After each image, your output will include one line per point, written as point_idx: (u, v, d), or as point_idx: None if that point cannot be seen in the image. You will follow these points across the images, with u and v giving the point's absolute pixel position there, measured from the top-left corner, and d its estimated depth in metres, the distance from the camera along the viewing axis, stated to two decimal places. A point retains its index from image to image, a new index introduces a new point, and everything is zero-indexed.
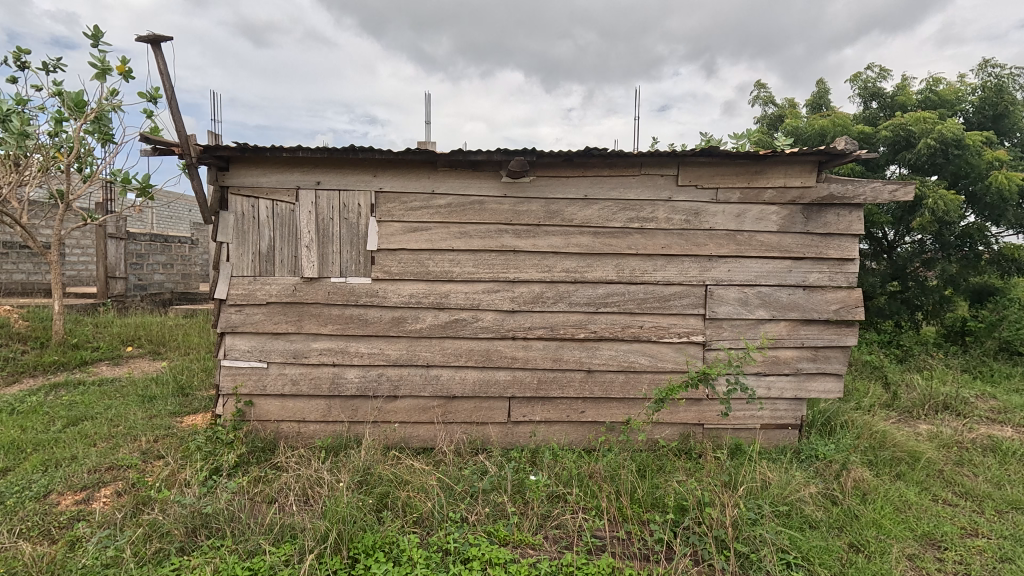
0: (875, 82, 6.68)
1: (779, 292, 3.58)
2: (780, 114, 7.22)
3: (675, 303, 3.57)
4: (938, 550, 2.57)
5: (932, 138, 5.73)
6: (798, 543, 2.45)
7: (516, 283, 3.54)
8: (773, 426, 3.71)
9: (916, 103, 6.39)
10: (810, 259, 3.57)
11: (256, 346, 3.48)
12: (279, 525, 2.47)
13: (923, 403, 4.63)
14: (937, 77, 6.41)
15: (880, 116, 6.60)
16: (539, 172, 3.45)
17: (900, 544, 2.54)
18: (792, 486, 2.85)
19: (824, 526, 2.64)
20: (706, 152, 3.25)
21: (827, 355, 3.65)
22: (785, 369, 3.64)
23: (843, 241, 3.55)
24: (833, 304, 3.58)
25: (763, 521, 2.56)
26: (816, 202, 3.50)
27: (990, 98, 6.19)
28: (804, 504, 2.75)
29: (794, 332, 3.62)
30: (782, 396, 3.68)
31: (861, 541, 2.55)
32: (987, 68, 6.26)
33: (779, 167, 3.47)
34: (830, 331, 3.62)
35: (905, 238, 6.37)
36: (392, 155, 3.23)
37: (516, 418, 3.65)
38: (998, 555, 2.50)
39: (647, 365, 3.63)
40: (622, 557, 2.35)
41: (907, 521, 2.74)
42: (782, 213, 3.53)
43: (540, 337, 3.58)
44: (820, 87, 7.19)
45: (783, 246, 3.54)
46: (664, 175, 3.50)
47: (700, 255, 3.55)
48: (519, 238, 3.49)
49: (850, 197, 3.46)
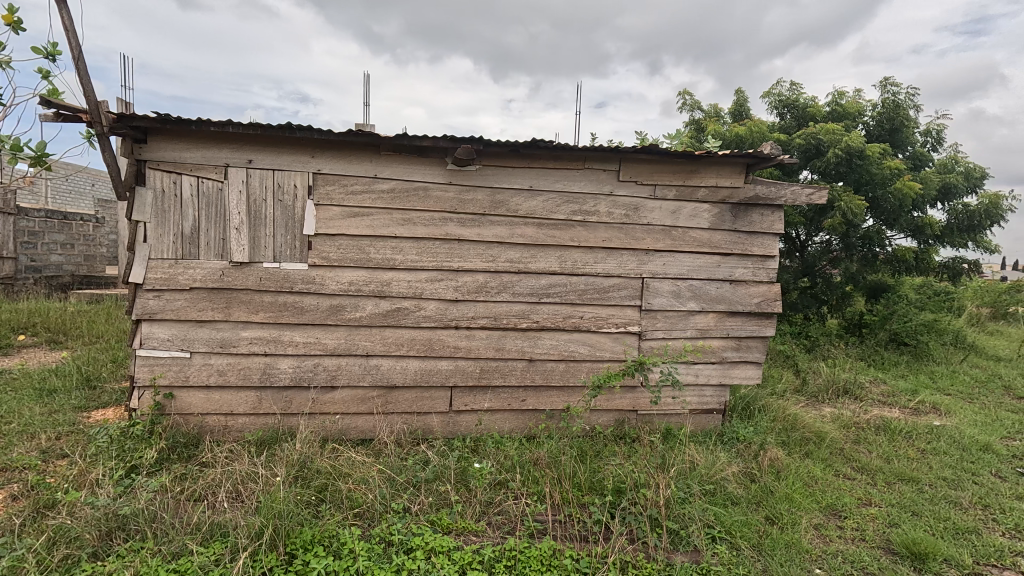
0: (788, 95, 7.21)
1: (708, 285, 3.80)
2: (704, 121, 7.63)
3: (614, 294, 3.70)
4: (839, 518, 2.85)
5: (839, 148, 6.32)
6: (721, 518, 2.65)
7: (460, 272, 3.51)
8: (699, 411, 3.95)
9: (823, 115, 6.98)
10: (737, 255, 3.81)
11: (178, 334, 3.23)
12: (208, 524, 2.32)
13: (827, 389, 5.11)
14: (841, 92, 7.02)
15: (794, 126, 7.15)
16: (486, 161, 3.43)
17: (808, 515, 2.80)
18: (715, 467, 3.06)
19: (744, 502, 2.85)
20: (647, 149, 3.37)
21: (749, 345, 3.93)
22: (712, 358, 3.88)
23: (765, 239, 3.82)
24: (755, 297, 3.85)
25: (692, 499, 2.74)
26: (742, 202, 3.74)
27: (888, 113, 6.89)
28: (727, 482, 2.96)
29: (720, 323, 3.85)
30: (708, 382, 3.91)
31: (775, 514, 2.78)
32: (888, 86, 6.94)
33: (711, 168, 3.67)
34: (753, 322, 3.89)
35: (814, 238, 7.01)
36: (334, 136, 3.08)
37: (457, 407, 3.64)
38: (886, 520, 2.81)
39: (586, 354, 3.73)
40: (563, 539, 2.43)
41: (813, 494, 3.02)
42: (713, 211, 3.73)
43: (483, 327, 3.58)
44: (738, 96, 7.65)
45: (713, 243, 3.76)
46: (607, 170, 3.60)
47: (637, 249, 3.69)
48: (464, 227, 3.47)
49: (772, 198, 3.73)
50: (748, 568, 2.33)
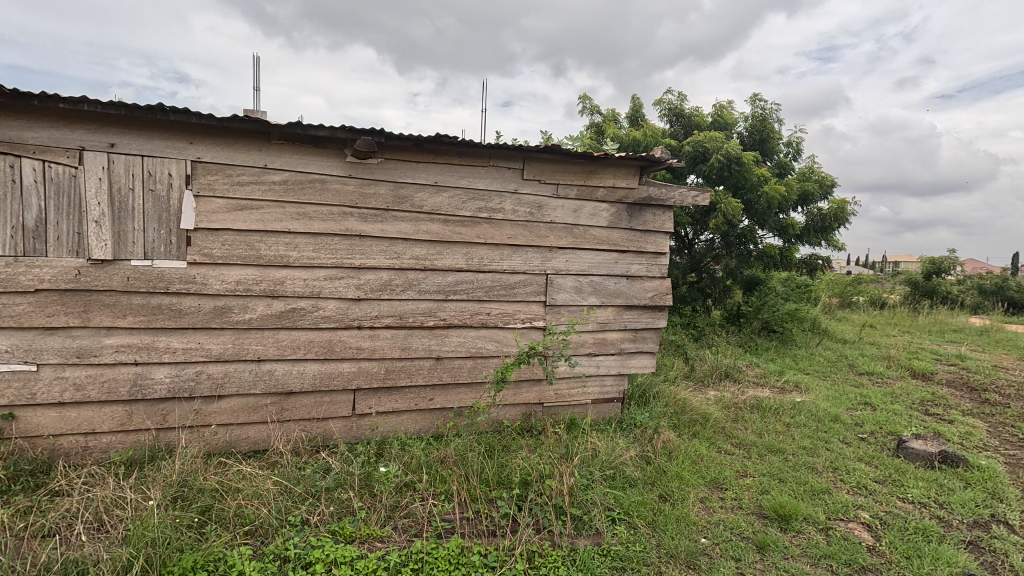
0: (676, 105, 7.81)
1: (607, 281, 4.00)
2: (603, 124, 8.03)
3: (520, 290, 3.77)
4: (720, 490, 3.15)
5: (721, 155, 6.98)
6: (620, 500, 2.81)
7: (362, 270, 3.37)
8: (601, 401, 4.15)
9: (706, 125, 7.65)
10: (632, 252, 4.05)
11: (20, 344, 2.77)
12: (62, 562, 2.01)
13: (712, 374, 5.62)
14: (720, 104, 7.75)
15: (681, 134, 7.77)
16: (388, 155, 3.32)
17: (695, 490, 3.07)
18: (615, 452, 3.23)
19: (640, 483, 3.05)
20: (550, 149, 3.47)
21: (645, 336, 4.20)
22: (611, 349, 4.09)
23: (657, 237, 4.10)
24: (649, 292, 4.12)
25: (593, 485, 2.88)
26: (637, 202, 3.98)
27: (758, 125, 7.74)
28: (625, 466, 3.14)
29: (619, 317, 4.08)
30: (609, 373, 4.12)
31: (667, 492, 3.00)
32: (757, 101, 7.79)
33: (608, 169, 3.87)
34: (647, 315, 4.17)
35: (700, 237, 7.71)
36: (215, 121, 2.80)
37: (361, 410, 3.49)
38: (759, 488, 3.15)
39: (493, 350, 3.76)
40: (471, 536, 2.43)
41: (699, 470, 3.31)
42: (611, 210, 3.93)
43: (388, 326, 3.47)
44: (633, 103, 8.14)
45: (611, 241, 3.96)
46: (512, 168, 3.65)
47: (541, 246, 3.78)
48: (366, 222, 3.33)
49: (663, 199, 4.01)
50: (644, 544, 2.49)
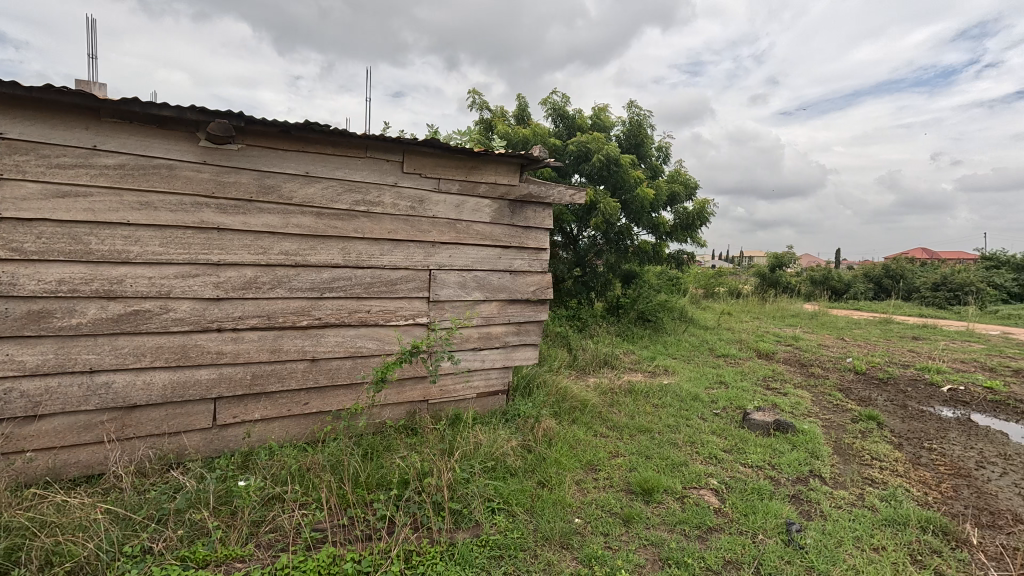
0: (561, 106, 8.14)
1: (490, 276, 4.06)
2: (492, 120, 8.11)
3: (401, 287, 3.68)
4: (594, 471, 3.36)
5: (601, 155, 7.39)
6: (500, 490, 2.87)
7: (222, 267, 3.07)
8: (486, 394, 4.21)
9: (588, 127, 8.08)
10: (515, 248, 4.15)
11: None
12: None
13: (592, 362, 5.98)
14: (600, 108, 8.23)
15: (565, 134, 8.12)
16: (250, 141, 3.05)
17: (571, 473, 3.24)
18: (496, 443, 3.30)
19: (520, 471, 3.15)
20: (429, 143, 3.43)
21: (528, 329, 4.33)
22: (496, 343, 4.16)
23: (538, 233, 4.24)
24: (531, 286, 4.25)
25: (474, 477, 2.91)
26: (518, 199, 4.08)
27: (633, 130, 8.34)
28: (506, 456, 3.22)
29: (502, 311, 4.15)
30: (493, 366, 4.19)
31: (545, 478, 3.14)
32: (632, 107, 8.39)
33: (490, 165, 3.92)
34: (530, 308, 4.29)
35: (584, 233, 8.10)
36: (22, 91, 2.37)
37: (223, 420, 3.18)
38: (628, 466, 3.40)
39: (375, 349, 3.63)
40: (343, 543, 2.33)
41: (576, 454, 3.50)
42: (493, 206, 3.99)
43: (254, 328, 3.20)
44: (520, 101, 8.34)
45: (494, 236, 4.02)
46: (390, 161, 3.55)
47: (423, 241, 3.73)
48: (225, 214, 3.04)
49: (542, 196, 4.16)
50: (522, 530, 2.58)
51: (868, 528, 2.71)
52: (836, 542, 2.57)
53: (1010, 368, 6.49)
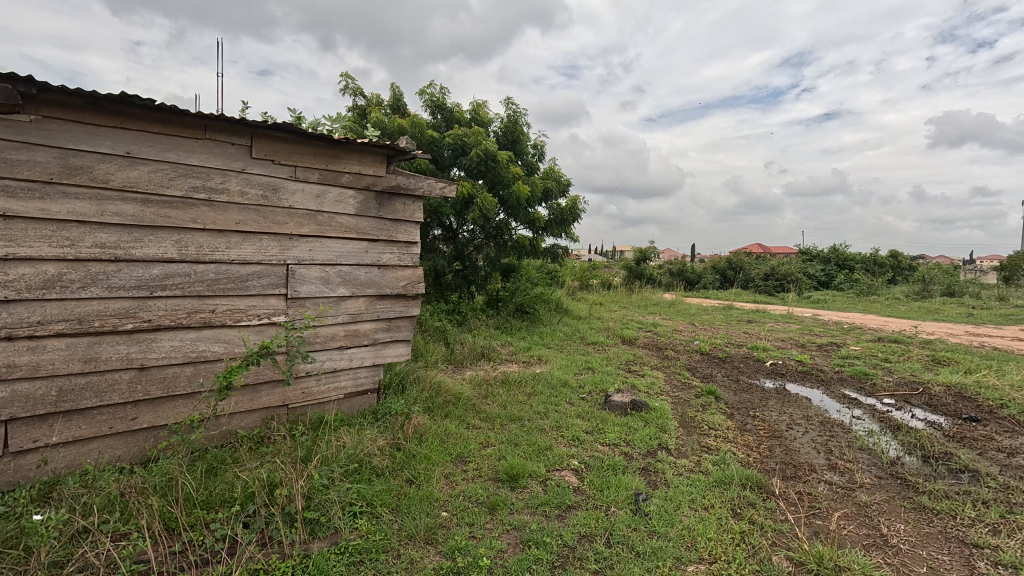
0: (438, 97, 8.04)
1: (357, 270, 3.87)
2: (366, 108, 7.76)
3: (253, 283, 3.36)
4: (465, 463, 3.39)
5: (478, 150, 7.44)
6: (363, 493, 2.77)
7: (11, 262, 2.56)
8: (354, 394, 4.02)
9: (466, 121, 8.09)
10: (383, 241, 4.00)
11: None
12: None
13: (469, 355, 6.02)
14: (479, 103, 8.28)
15: (443, 127, 8.04)
16: (46, 112, 2.61)
17: (440, 468, 3.23)
18: (362, 445, 3.17)
19: (387, 471, 3.07)
20: (280, 127, 3.18)
21: (399, 325, 4.21)
22: (364, 340, 3.99)
23: (408, 227, 4.14)
24: (401, 281, 4.14)
25: (334, 483, 2.77)
26: (386, 191, 3.94)
27: (510, 127, 8.52)
28: (372, 457, 3.12)
29: (371, 307, 3.99)
30: (362, 365, 4.02)
31: (413, 475, 3.09)
32: (509, 104, 8.57)
33: (353, 155, 3.74)
34: (401, 304, 4.18)
35: (464, 227, 8.11)
36: None
37: (18, 446, 2.65)
38: (498, 455, 3.48)
39: (222, 352, 3.28)
40: (172, 573, 2.08)
41: (446, 448, 3.51)
42: (358, 197, 3.80)
43: (61, 334, 2.71)
44: (397, 90, 8.08)
45: (359, 229, 3.84)
46: (235, 144, 3.22)
47: (278, 233, 3.44)
48: (14, 199, 2.53)
49: (412, 189, 4.06)
50: (385, 532, 2.51)
51: (701, 490, 3.08)
52: (675, 506, 2.88)
53: (816, 344, 7.80)
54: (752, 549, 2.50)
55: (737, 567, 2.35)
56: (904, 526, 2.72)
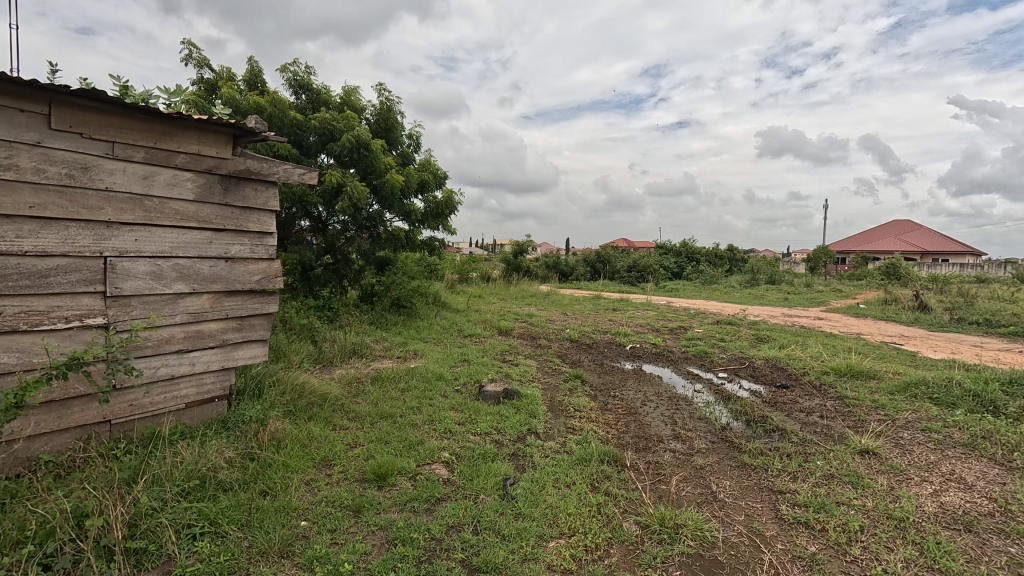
0: (303, 76, 7.44)
1: (198, 264, 3.43)
2: (215, 82, 6.93)
3: (57, 280, 2.82)
4: (329, 467, 3.21)
5: (348, 136, 7.04)
6: (206, 512, 2.49)
7: None
8: (199, 403, 3.58)
9: (334, 104, 7.60)
10: (230, 231, 3.60)
11: None
12: None
13: (339, 353, 5.71)
14: (350, 87, 7.82)
15: (309, 109, 7.48)
16: None
17: (300, 475, 3.02)
18: (205, 458, 2.85)
19: (236, 485, 2.80)
20: (88, 94, 2.71)
21: (252, 323, 3.83)
22: (210, 342, 3.56)
23: (261, 215, 3.77)
24: (255, 275, 3.76)
25: (169, 505, 2.45)
26: (232, 175, 3.54)
27: (384, 114, 8.19)
28: (218, 471, 2.82)
29: (217, 304, 3.57)
30: (208, 369, 3.59)
31: (268, 485, 2.86)
32: (383, 91, 8.23)
33: (191, 133, 3.30)
34: (254, 300, 3.79)
35: (334, 218, 7.61)
36: None
37: None
38: (365, 455, 3.34)
39: (14, 364, 2.70)
40: None
41: (308, 453, 3.30)
42: (197, 181, 3.37)
43: None
44: (254, 64, 7.33)
45: (200, 217, 3.41)
46: (25, 111, 2.68)
47: (91, 220, 2.93)
48: None
49: (265, 174, 3.70)
50: (232, 550, 2.29)
51: (565, 468, 3.26)
52: (540, 486, 3.01)
53: (668, 329, 8.70)
54: (606, 519, 2.71)
55: (593, 536, 2.54)
56: (729, 482, 3.15)
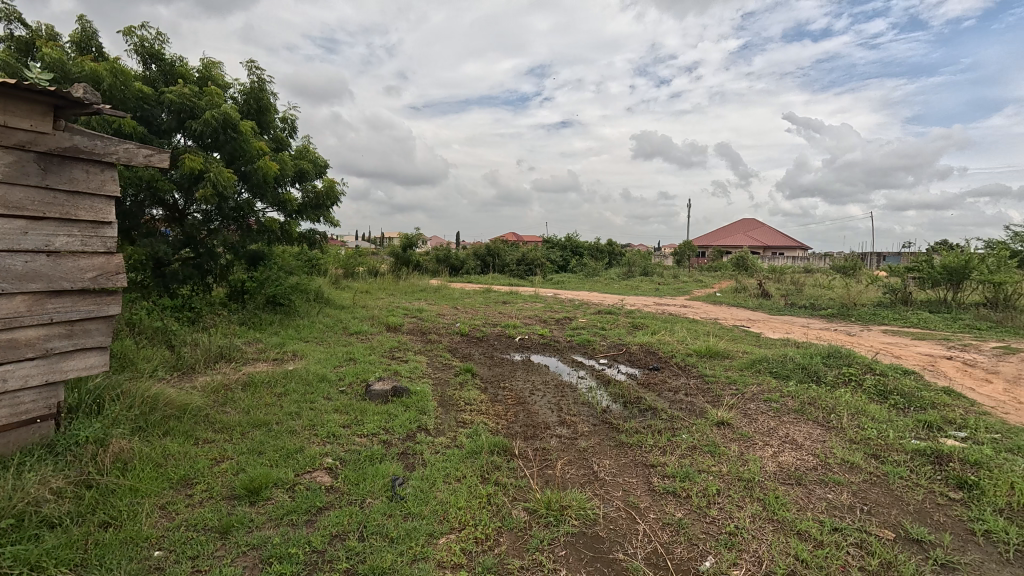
0: (151, 43, 6.49)
1: (8, 259, 2.83)
2: (32, 40, 5.76)
3: None
4: (190, 486, 2.86)
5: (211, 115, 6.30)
6: (25, 556, 2.08)
7: None
8: (14, 426, 2.93)
9: (193, 79, 6.75)
10: (53, 220, 3.02)
11: None
12: None
13: (203, 358, 5.11)
14: (212, 61, 7.00)
15: (160, 82, 6.56)
16: None
17: (153, 499, 2.66)
18: (23, 492, 2.38)
19: (69, 519, 2.41)
20: None
21: (87, 329, 3.25)
22: (27, 353, 2.95)
23: (95, 202, 3.22)
24: (88, 272, 3.19)
25: None
26: (54, 153, 2.98)
27: (255, 94, 7.46)
28: (43, 504, 2.40)
29: (37, 308, 2.98)
30: (26, 386, 2.96)
31: (111, 516, 2.49)
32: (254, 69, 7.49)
33: None
34: (88, 302, 3.22)
35: (194, 207, 6.82)
36: None
37: None
38: (235, 469, 3.03)
39: None
40: None
41: (163, 473, 2.91)
42: (3, 158, 2.78)
43: None
44: (85, 24, 6.23)
45: (9, 203, 2.82)
46: None
47: None
48: None
49: (99, 154, 3.17)
50: None
51: (455, 463, 3.25)
52: (430, 483, 2.97)
53: (554, 319, 9.09)
54: (496, 509, 2.75)
55: (482, 528, 2.56)
56: (609, 461, 3.37)
